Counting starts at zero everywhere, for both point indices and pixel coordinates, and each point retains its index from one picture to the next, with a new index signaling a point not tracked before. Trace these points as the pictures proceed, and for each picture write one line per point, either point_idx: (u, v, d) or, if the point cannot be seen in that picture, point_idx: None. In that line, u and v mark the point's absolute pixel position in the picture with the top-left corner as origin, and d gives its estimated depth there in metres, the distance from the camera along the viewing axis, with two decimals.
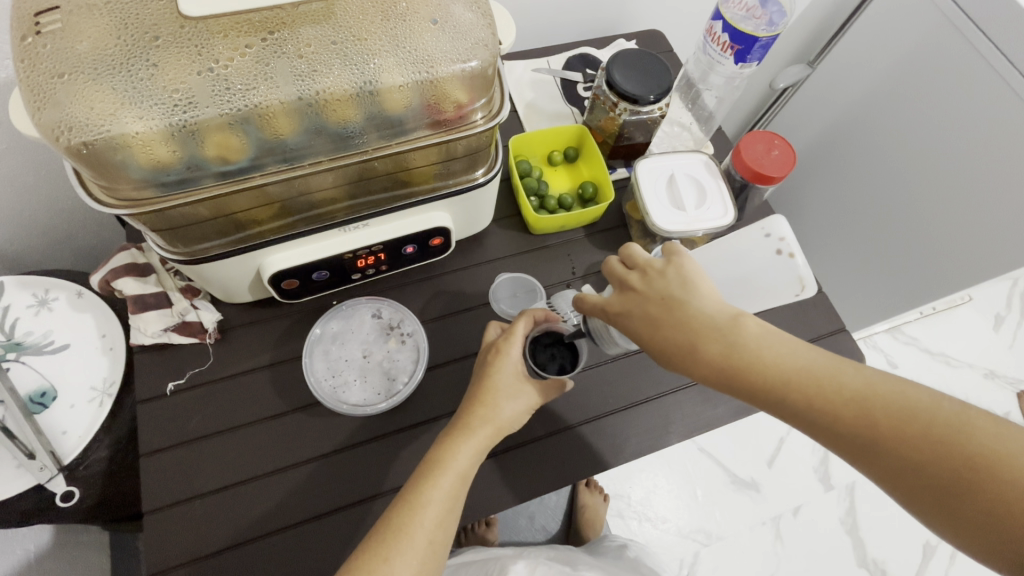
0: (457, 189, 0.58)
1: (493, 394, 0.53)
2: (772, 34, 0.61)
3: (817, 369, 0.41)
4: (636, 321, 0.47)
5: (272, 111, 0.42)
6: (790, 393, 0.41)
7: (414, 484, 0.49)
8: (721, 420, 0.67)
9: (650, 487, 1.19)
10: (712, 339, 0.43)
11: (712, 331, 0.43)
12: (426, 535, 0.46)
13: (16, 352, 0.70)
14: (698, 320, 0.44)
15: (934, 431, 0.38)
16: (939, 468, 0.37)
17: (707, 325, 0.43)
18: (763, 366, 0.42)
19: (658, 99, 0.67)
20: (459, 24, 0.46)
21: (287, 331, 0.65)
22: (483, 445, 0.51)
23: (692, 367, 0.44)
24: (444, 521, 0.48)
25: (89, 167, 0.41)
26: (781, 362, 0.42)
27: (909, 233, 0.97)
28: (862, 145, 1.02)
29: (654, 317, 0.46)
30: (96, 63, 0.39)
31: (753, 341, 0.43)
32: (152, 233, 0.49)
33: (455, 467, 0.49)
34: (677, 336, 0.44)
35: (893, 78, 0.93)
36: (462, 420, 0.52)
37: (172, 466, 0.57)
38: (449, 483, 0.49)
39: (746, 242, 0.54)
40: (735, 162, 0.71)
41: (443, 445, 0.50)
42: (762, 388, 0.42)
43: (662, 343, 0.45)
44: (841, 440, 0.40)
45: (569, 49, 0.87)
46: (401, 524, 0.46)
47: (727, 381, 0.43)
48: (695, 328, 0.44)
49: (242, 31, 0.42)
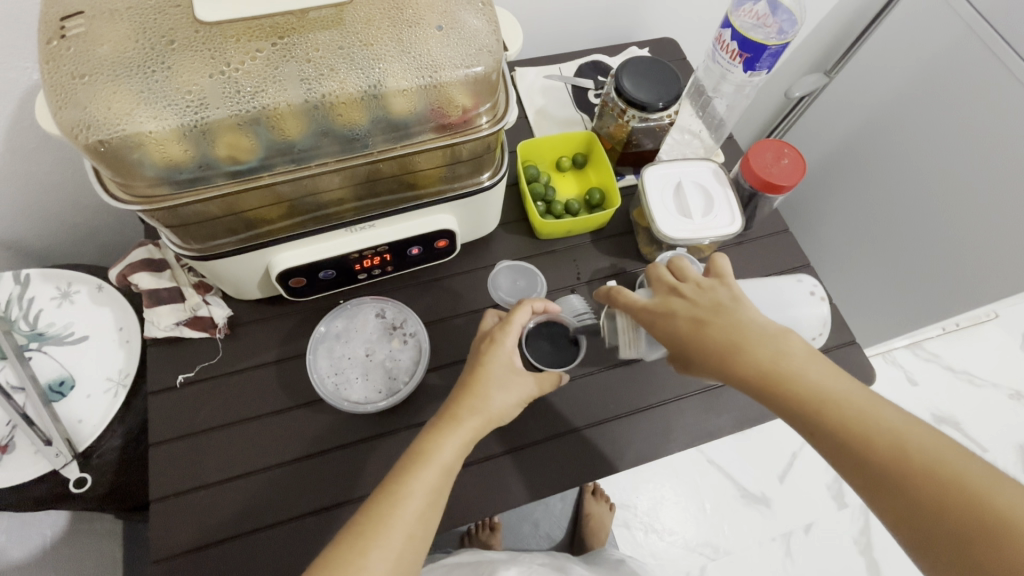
0: (463, 191, 0.59)
1: (482, 385, 0.53)
2: (782, 42, 0.61)
3: (858, 397, 0.42)
4: (680, 321, 0.48)
5: (280, 112, 0.43)
6: (825, 412, 0.42)
7: (397, 474, 0.48)
8: (724, 431, 0.66)
9: (657, 497, 1.17)
10: (760, 343, 0.44)
11: (759, 338, 0.45)
12: (406, 527, 0.46)
13: (38, 341, 0.73)
14: (746, 327, 0.45)
15: (969, 491, 0.37)
16: (958, 519, 0.36)
17: (755, 331, 0.45)
18: (806, 381, 0.43)
19: (667, 106, 0.68)
20: (466, 30, 0.47)
21: (294, 328, 0.66)
22: (469, 437, 0.51)
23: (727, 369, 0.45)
24: (426, 515, 0.47)
25: (106, 164, 0.42)
26: (823, 382, 0.42)
27: (927, 247, 0.95)
28: (881, 154, 1.00)
29: (700, 319, 0.47)
30: (115, 64, 0.41)
31: (794, 359, 0.43)
32: (165, 228, 0.50)
33: (441, 459, 0.49)
34: (720, 339, 0.46)
35: (911, 90, 0.92)
36: (450, 410, 0.52)
37: (178, 457, 0.59)
38: (432, 474, 0.48)
39: (785, 282, 0.57)
40: (744, 171, 0.70)
41: (429, 436, 0.50)
42: (797, 406, 0.42)
43: (707, 343, 0.46)
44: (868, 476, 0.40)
45: (581, 56, 0.88)
46: (381, 514, 0.46)
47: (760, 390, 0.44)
48: (743, 333, 0.45)
49: (254, 36, 0.43)
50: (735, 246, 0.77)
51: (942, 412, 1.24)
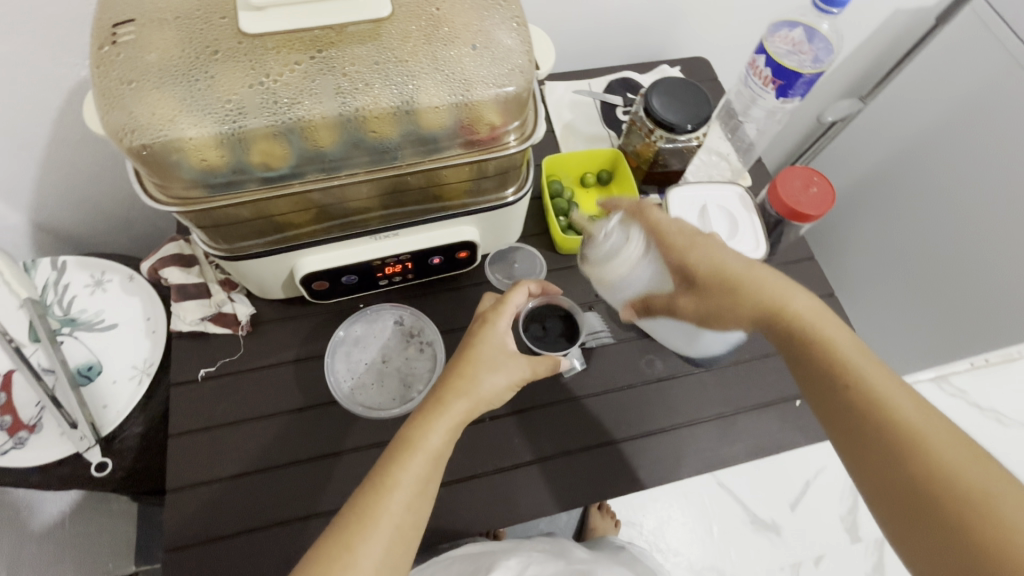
0: (486, 205, 0.59)
1: (471, 367, 0.52)
2: (816, 71, 0.60)
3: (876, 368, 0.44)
4: (735, 258, 0.51)
5: (315, 124, 0.44)
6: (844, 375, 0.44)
7: (384, 465, 0.47)
8: (737, 459, 0.65)
9: (663, 517, 1.16)
10: (799, 307, 0.48)
11: (798, 304, 0.49)
12: (394, 519, 0.45)
13: (71, 327, 0.76)
14: (787, 293, 0.49)
15: (984, 502, 0.37)
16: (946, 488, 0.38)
17: (794, 297, 0.49)
18: (832, 347, 0.46)
19: (695, 128, 0.67)
20: (499, 50, 0.47)
21: (314, 330, 0.67)
22: (457, 422, 0.50)
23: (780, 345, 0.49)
24: (414, 506, 0.46)
25: (146, 166, 0.44)
26: (846, 349, 0.46)
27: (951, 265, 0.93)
28: (914, 183, 0.98)
29: (765, 292, 0.50)
30: (160, 71, 0.42)
31: (843, 352, 0.45)
32: (197, 228, 0.52)
33: (427, 447, 0.48)
34: (766, 297, 0.50)
35: (949, 120, 0.90)
36: (437, 395, 0.51)
37: (195, 449, 0.60)
38: (420, 463, 0.47)
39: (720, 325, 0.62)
40: (771, 198, 0.69)
41: (416, 424, 0.49)
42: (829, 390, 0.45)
43: (753, 297, 0.50)
44: (873, 469, 0.42)
45: (612, 72, 0.88)
46: (367, 509, 0.45)
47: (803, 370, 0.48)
48: (784, 296, 0.49)
49: (293, 48, 0.44)
50: None
51: None
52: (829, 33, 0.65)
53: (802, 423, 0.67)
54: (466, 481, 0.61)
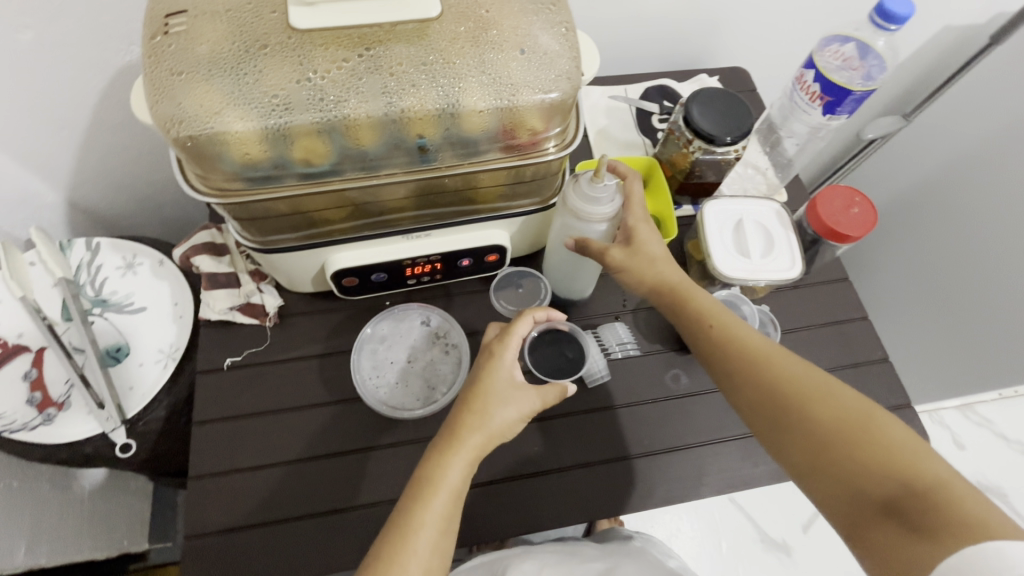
0: (519, 211, 0.59)
1: (481, 402, 0.52)
2: (867, 89, 0.58)
3: (780, 359, 0.49)
4: (660, 243, 0.58)
5: (358, 122, 0.44)
6: (760, 374, 0.49)
7: (405, 508, 0.47)
8: (759, 481, 0.64)
9: (672, 529, 1.11)
10: (713, 314, 0.54)
11: (712, 314, 0.55)
12: (421, 561, 0.45)
13: (102, 308, 0.77)
14: (705, 303, 0.56)
15: (885, 457, 0.41)
16: (859, 458, 0.42)
17: (710, 308, 0.55)
18: (745, 348, 0.51)
19: (735, 141, 0.66)
20: (546, 54, 0.47)
21: (340, 325, 0.67)
22: (473, 455, 0.50)
23: (696, 340, 0.55)
24: (439, 545, 0.47)
25: (190, 157, 0.44)
26: (757, 347, 0.51)
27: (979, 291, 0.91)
28: (953, 206, 0.95)
29: (683, 286, 0.57)
30: (210, 63, 0.42)
31: (746, 338, 0.52)
32: (234, 220, 0.52)
33: (447, 484, 0.48)
34: (693, 307, 0.56)
35: (996, 144, 0.87)
36: (451, 429, 0.51)
37: (218, 437, 0.61)
38: (442, 500, 0.48)
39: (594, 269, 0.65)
40: (809, 216, 0.68)
41: (433, 462, 0.49)
42: (741, 375, 0.50)
43: (682, 311, 0.56)
44: (816, 468, 0.44)
45: (649, 79, 0.86)
46: (394, 553, 0.45)
47: (716, 361, 0.53)
48: (702, 308, 0.55)
49: (342, 45, 0.44)
50: (789, 290, 0.74)
51: (989, 482, 1.15)
52: (883, 51, 0.63)
53: None
54: (483, 488, 0.61)
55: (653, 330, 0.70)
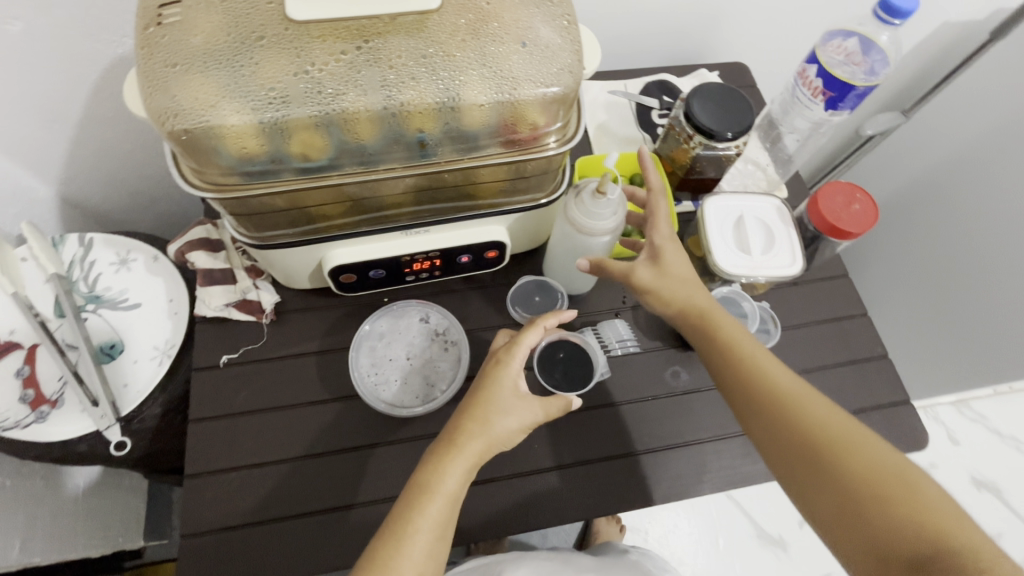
0: (519, 207, 0.58)
1: (483, 409, 0.51)
2: (870, 84, 0.58)
3: (808, 401, 0.49)
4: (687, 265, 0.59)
5: (357, 115, 0.43)
6: (790, 414, 0.49)
7: (401, 512, 0.47)
8: (759, 477, 0.64)
9: (669, 525, 1.13)
10: (744, 347, 0.54)
11: (741, 345, 0.54)
12: (415, 566, 0.45)
13: (95, 304, 0.76)
14: (733, 333, 0.55)
15: (918, 516, 0.41)
16: (889, 513, 0.42)
17: (738, 340, 0.55)
18: (774, 385, 0.51)
19: (736, 137, 0.66)
20: (547, 47, 0.46)
21: (338, 322, 0.67)
22: (472, 461, 0.50)
23: (719, 368, 0.55)
24: (434, 552, 0.46)
25: (186, 151, 0.43)
26: (786, 386, 0.51)
27: (979, 287, 0.91)
28: (950, 203, 0.95)
29: (709, 313, 0.57)
30: (205, 55, 0.42)
31: (774, 373, 0.52)
32: (230, 215, 0.51)
33: (444, 490, 0.48)
34: (722, 337, 0.55)
35: (995, 139, 0.87)
36: (450, 434, 0.51)
37: (213, 435, 0.60)
38: (437, 507, 0.47)
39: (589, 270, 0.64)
40: (810, 212, 0.68)
41: (430, 467, 0.49)
42: (767, 410, 0.50)
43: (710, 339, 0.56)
44: (838, 517, 0.44)
45: (649, 74, 0.86)
46: (388, 556, 0.45)
47: (739, 393, 0.52)
48: (731, 339, 0.55)
49: (339, 37, 0.43)
50: (789, 287, 0.74)
51: (984, 477, 1.15)
52: (887, 46, 0.63)
53: None
54: (483, 485, 0.60)
55: (652, 326, 0.70)
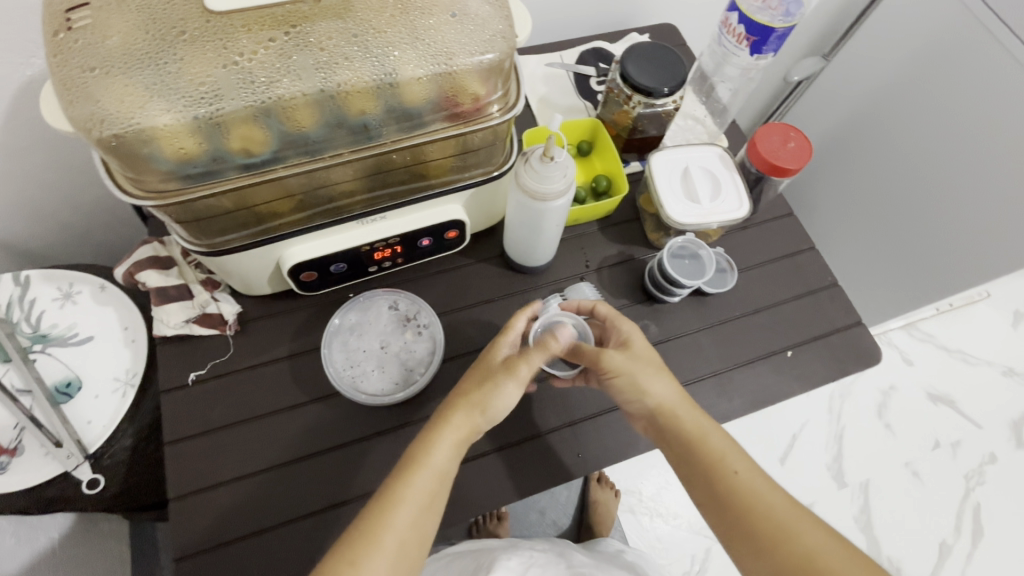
0: (472, 181, 0.58)
1: (477, 387, 0.53)
2: (788, 25, 0.61)
3: (797, 529, 0.48)
4: (667, 386, 0.55)
5: (294, 103, 0.43)
6: (781, 546, 0.47)
7: (390, 482, 0.48)
8: (735, 414, 0.67)
9: (661, 482, 1.17)
10: (729, 461, 0.52)
11: (726, 463, 0.52)
12: (397, 535, 0.46)
13: (42, 343, 0.72)
14: (716, 447, 0.53)
15: None
16: None
17: (721, 455, 0.52)
18: (764, 511, 0.49)
19: (673, 91, 0.67)
20: (477, 16, 0.46)
21: (306, 323, 0.66)
22: (463, 437, 0.51)
23: (702, 488, 0.52)
24: (418, 520, 0.47)
25: (118, 159, 0.42)
26: (774, 513, 0.49)
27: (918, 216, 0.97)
28: (878, 139, 1.02)
29: (694, 426, 0.54)
30: (124, 56, 0.40)
31: (764, 497, 0.50)
32: (176, 224, 0.50)
33: (432, 463, 0.49)
34: (705, 452, 0.52)
35: (913, 71, 0.93)
36: (445, 410, 0.52)
37: (193, 454, 0.58)
38: (424, 478, 0.48)
39: (542, 243, 0.65)
40: (751, 155, 0.70)
41: (423, 440, 0.50)
42: (762, 542, 0.48)
43: (693, 453, 0.53)
44: None
45: (583, 42, 0.87)
46: (371, 525, 0.46)
47: (728, 519, 0.50)
48: (716, 456, 0.52)
49: (265, 25, 0.42)
50: (740, 231, 0.77)
51: (939, 391, 1.22)
52: None
53: (792, 373, 0.69)
54: (477, 459, 0.61)
55: (616, 285, 0.72)
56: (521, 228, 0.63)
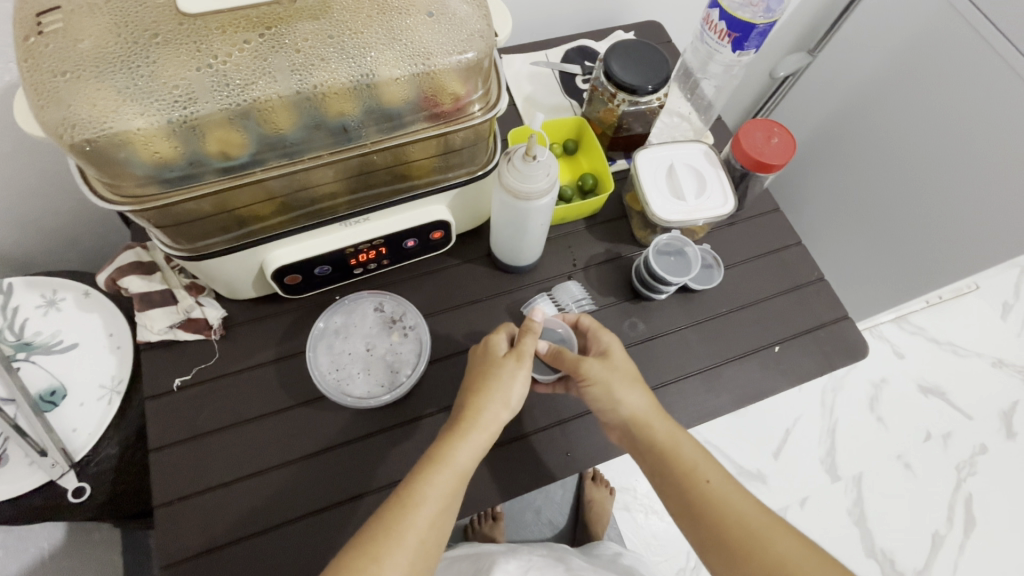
0: (456, 182, 0.58)
1: (498, 385, 0.53)
2: (769, 21, 0.61)
3: (770, 539, 0.48)
4: (641, 396, 0.55)
5: (271, 105, 0.42)
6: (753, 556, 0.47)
7: (414, 479, 0.47)
8: (724, 410, 0.67)
9: None
10: (701, 471, 0.52)
11: (698, 472, 0.52)
12: (418, 534, 0.45)
13: (26, 352, 0.71)
14: (688, 456, 0.53)
15: None
16: None
17: (694, 465, 0.52)
18: (736, 521, 0.49)
19: (657, 89, 0.67)
20: (455, 15, 0.46)
21: (291, 326, 0.65)
22: (484, 436, 0.51)
23: (676, 498, 0.52)
24: (437, 519, 0.47)
25: (93, 164, 0.41)
26: (746, 523, 0.49)
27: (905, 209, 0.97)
28: (864, 133, 1.02)
29: (667, 435, 0.54)
30: (96, 59, 0.39)
31: (735, 506, 0.50)
32: (155, 228, 0.49)
33: (456, 462, 0.49)
34: (677, 462, 0.53)
35: (896, 66, 0.94)
36: (467, 407, 0.52)
37: (179, 460, 0.58)
38: (448, 477, 0.48)
39: (527, 242, 0.65)
40: (735, 151, 0.71)
41: (447, 439, 0.50)
42: (735, 552, 0.48)
43: (666, 461, 0.53)
44: None
45: (568, 41, 0.87)
46: (394, 522, 0.45)
47: (701, 529, 0.50)
48: (688, 465, 0.52)
49: (239, 27, 0.42)
50: (726, 227, 0.77)
51: (929, 383, 1.23)
52: None
53: (779, 368, 0.69)
54: None
55: (603, 283, 0.72)
56: (506, 226, 0.63)
